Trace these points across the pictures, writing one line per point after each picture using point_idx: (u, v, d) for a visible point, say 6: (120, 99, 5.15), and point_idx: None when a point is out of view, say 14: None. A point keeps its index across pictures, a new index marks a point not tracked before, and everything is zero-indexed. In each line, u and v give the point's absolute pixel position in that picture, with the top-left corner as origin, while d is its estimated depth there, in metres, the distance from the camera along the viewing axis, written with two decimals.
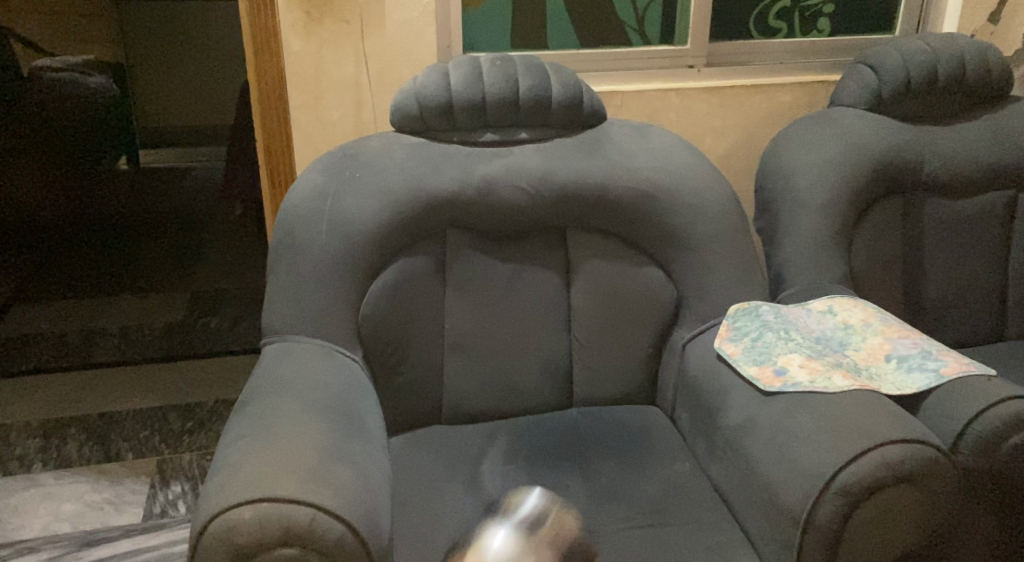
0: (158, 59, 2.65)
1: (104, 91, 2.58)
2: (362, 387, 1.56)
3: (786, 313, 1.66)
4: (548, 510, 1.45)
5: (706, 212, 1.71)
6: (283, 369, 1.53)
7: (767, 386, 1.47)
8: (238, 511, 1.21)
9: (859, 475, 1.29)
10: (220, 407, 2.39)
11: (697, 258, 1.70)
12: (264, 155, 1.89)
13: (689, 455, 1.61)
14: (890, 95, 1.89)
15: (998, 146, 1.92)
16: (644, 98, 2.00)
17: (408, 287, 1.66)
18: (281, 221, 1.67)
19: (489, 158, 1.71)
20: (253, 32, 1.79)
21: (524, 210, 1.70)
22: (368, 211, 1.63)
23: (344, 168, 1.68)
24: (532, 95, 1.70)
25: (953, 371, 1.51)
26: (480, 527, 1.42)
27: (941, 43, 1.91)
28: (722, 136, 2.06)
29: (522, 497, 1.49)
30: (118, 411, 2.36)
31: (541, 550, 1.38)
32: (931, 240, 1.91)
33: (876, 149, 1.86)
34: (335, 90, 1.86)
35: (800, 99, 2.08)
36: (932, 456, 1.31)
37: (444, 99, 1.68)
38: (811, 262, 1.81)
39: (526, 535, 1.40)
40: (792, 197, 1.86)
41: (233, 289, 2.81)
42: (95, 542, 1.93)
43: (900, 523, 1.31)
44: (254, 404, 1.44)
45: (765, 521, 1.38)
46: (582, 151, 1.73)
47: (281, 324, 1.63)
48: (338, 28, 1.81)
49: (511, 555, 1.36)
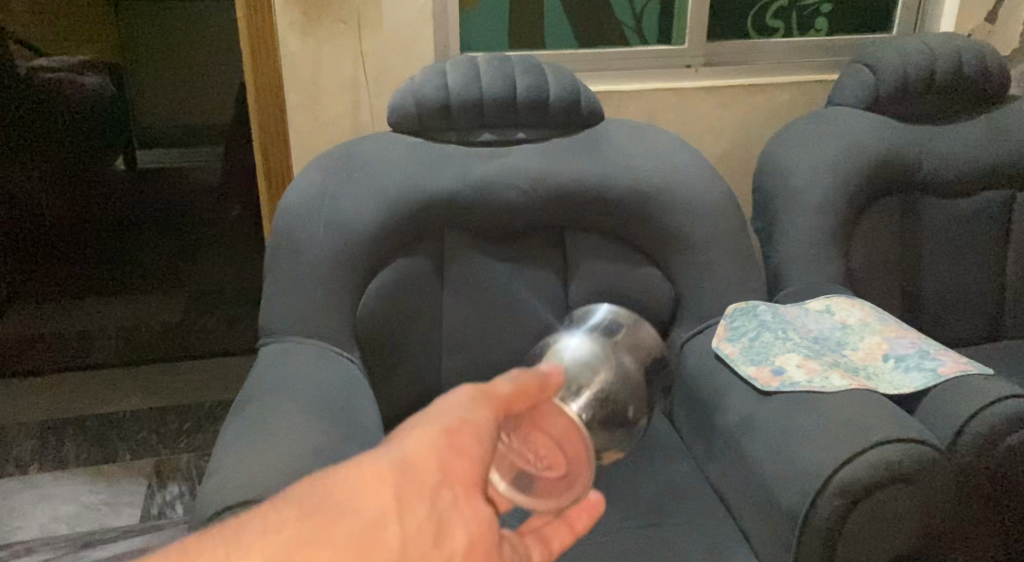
0: (156, 57, 2.46)
1: (101, 92, 2.39)
2: (360, 387, 1.56)
3: (784, 313, 1.66)
4: (618, 319, 1.49)
5: (705, 212, 1.71)
6: (280, 371, 1.52)
7: (765, 385, 1.47)
8: (234, 513, 1.20)
9: (857, 474, 1.28)
10: (218, 408, 2.41)
11: (696, 257, 1.70)
12: (261, 155, 1.90)
13: (687, 455, 1.61)
14: (888, 94, 1.90)
15: (996, 145, 1.92)
16: (642, 97, 1.99)
17: (406, 286, 1.67)
18: (279, 221, 1.66)
19: (487, 158, 1.71)
20: (250, 32, 1.78)
21: (522, 210, 1.70)
22: (365, 211, 1.63)
23: (341, 168, 1.68)
24: (530, 95, 1.70)
25: (952, 371, 1.51)
26: (558, 340, 1.39)
27: (939, 43, 1.91)
28: (720, 135, 2.06)
29: (594, 319, 1.49)
30: (115, 413, 2.38)
31: (619, 349, 1.38)
32: (928, 240, 1.92)
33: (874, 148, 1.85)
34: (333, 90, 1.86)
35: (798, 98, 2.07)
36: (931, 455, 1.30)
37: (442, 99, 1.68)
38: (808, 262, 1.82)
39: (602, 340, 1.37)
40: (790, 196, 1.86)
41: (237, 287, 2.69)
42: (93, 543, 1.93)
43: (899, 523, 1.31)
44: (251, 405, 1.44)
45: (764, 521, 1.38)
46: (579, 151, 1.73)
47: (279, 325, 1.63)
48: (335, 28, 1.81)
49: (591, 349, 1.33)
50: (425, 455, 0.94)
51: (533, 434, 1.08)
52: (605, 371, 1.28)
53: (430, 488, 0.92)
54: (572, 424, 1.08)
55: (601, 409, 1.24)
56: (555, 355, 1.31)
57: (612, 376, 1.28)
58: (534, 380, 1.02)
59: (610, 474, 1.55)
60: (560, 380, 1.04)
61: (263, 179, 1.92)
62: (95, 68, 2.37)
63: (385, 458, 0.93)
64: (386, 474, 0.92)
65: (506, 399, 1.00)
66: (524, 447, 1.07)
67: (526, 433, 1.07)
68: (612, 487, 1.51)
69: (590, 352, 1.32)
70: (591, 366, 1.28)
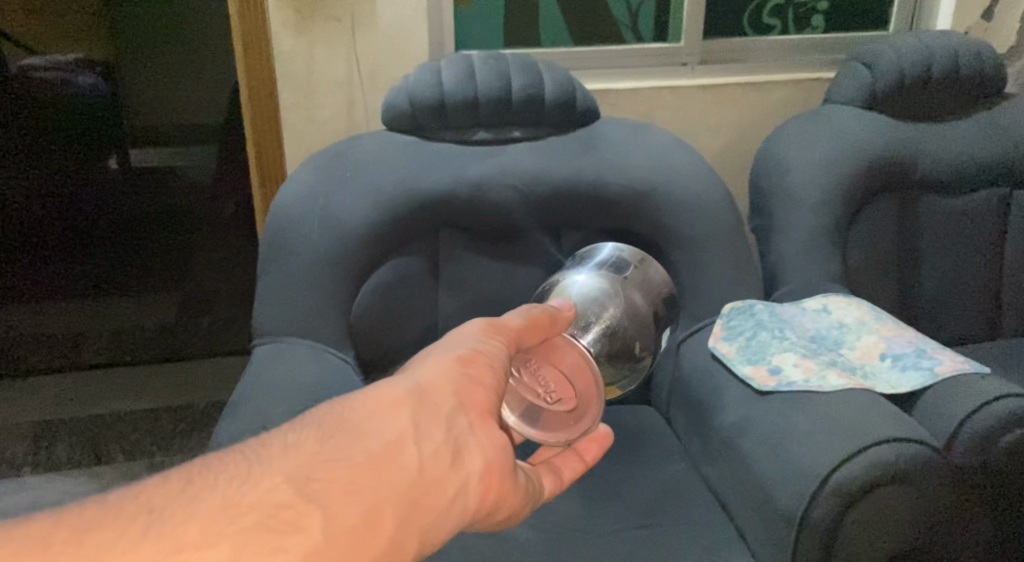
0: (148, 49, 2.32)
1: (93, 91, 2.36)
2: (353, 388, 1.55)
3: (780, 312, 1.65)
4: (625, 256, 1.54)
5: (701, 210, 1.70)
6: (273, 372, 1.51)
7: (762, 385, 1.46)
8: None
9: (854, 474, 1.27)
10: (211, 408, 2.40)
11: (693, 256, 1.69)
12: (255, 154, 1.88)
13: (683, 455, 1.61)
14: (884, 92, 1.89)
15: (993, 143, 1.91)
16: (638, 96, 1.98)
17: (401, 287, 1.66)
18: (272, 221, 1.65)
19: (482, 156, 1.70)
20: (243, 31, 1.77)
21: (518, 209, 1.69)
22: (360, 211, 1.62)
23: (335, 167, 1.67)
24: (525, 94, 1.69)
25: (949, 370, 1.50)
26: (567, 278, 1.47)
27: (936, 40, 1.91)
28: (717, 134, 2.05)
29: (603, 255, 1.54)
30: (109, 413, 2.38)
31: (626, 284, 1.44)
32: (924, 238, 1.91)
33: (871, 146, 1.85)
34: (326, 89, 1.84)
35: (795, 96, 2.07)
36: (927, 455, 1.30)
37: (437, 97, 1.67)
38: (805, 261, 1.81)
39: (613, 276, 1.44)
40: (787, 195, 1.85)
41: (230, 289, 2.63)
42: None
43: (896, 523, 1.30)
44: (243, 406, 1.43)
45: (760, 522, 1.37)
46: (575, 150, 1.72)
47: (273, 325, 1.61)
48: (329, 27, 1.80)
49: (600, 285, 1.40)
50: (440, 382, 0.99)
51: (545, 366, 1.15)
52: (614, 306, 1.34)
53: (445, 414, 0.96)
54: (581, 358, 1.15)
55: (610, 345, 1.30)
56: (567, 292, 1.36)
57: (621, 310, 1.35)
58: (543, 315, 1.13)
59: (607, 474, 1.54)
60: (568, 315, 1.17)
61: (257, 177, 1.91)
62: (87, 68, 2.33)
63: (399, 385, 0.97)
64: (402, 400, 0.95)
65: (518, 330, 1.09)
66: (534, 380, 1.13)
67: (538, 366, 1.14)
68: (608, 488, 1.51)
69: (599, 286, 1.39)
70: (602, 302, 1.34)
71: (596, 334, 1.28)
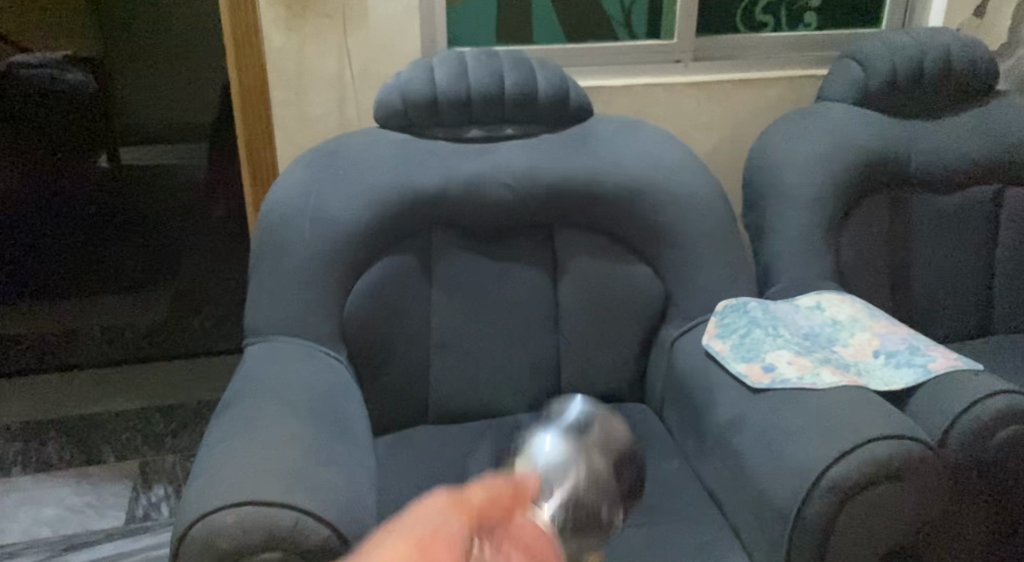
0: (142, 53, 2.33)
1: (83, 88, 2.34)
2: (346, 387, 1.54)
3: (774, 310, 1.65)
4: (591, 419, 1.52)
5: (695, 208, 1.70)
6: (266, 371, 1.50)
7: (755, 382, 1.46)
8: (218, 516, 1.19)
9: (847, 471, 1.28)
10: (204, 408, 2.37)
11: (686, 254, 1.69)
12: (245, 152, 1.86)
13: (677, 453, 1.60)
14: (876, 89, 1.89)
15: (985, 140, 1.92)
16: (632, 93, 1.98)
17: (394, 285, 1.64)
18: (264, 219, 1.64)
19: (475, 154, 1.69)
20: (233, 27, 1.76)
21: (510, 207, 1.68)
22: (352, 209, 1.61)
23: (327, 165, 1.66)
24: (517, 91, 1.68)
25: (942, 367, 1.50)
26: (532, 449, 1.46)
27: (928, 37, 1.91)
28: (710, 131, 2.05)
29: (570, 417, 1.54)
30: (97, 413, 2.33)
31: (590, 445, 1.43)
32: (918, 234, 1.91)
33: (863, 144, 1.85)
34: (318, 86, 1.83)
35: (788, 93, 2.07)
36: (920, 452, 1.30)
37: (429, 94, 1.66)
38: (798, 258, 1.81)
39: (577, 441, 1.43)
40: (780, 192, 1.85)
41: (222, 285, 2.63)
42: (76, 546, 1.90)
43: (891, 521, 1.30)
44: (235, 406, 1.42)
45: (754, 520, 1.37)
46: (568, 147, 1.71)
47: (265, 324, 1.61)
48: (320, 23, 1.79)
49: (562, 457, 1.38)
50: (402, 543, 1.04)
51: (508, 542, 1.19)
52: (579, 476, 1.35)
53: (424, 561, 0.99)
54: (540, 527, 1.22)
55: (575, 524, 1.31)
56: (526, 470, 1.37)
57: (587, 478, 1.35)
58: (508, 491, 1.23)
59: None
60: (532, 487, 1.25)
61: (247, 176, 1.89)
62: (75, 64, 2.31)
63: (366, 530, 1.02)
64: None
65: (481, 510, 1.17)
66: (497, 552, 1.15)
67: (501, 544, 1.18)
68: None
69: (563, 459, 1.38)
70: (564, 473, 1.35)
71: (558, 507, 1.30)
